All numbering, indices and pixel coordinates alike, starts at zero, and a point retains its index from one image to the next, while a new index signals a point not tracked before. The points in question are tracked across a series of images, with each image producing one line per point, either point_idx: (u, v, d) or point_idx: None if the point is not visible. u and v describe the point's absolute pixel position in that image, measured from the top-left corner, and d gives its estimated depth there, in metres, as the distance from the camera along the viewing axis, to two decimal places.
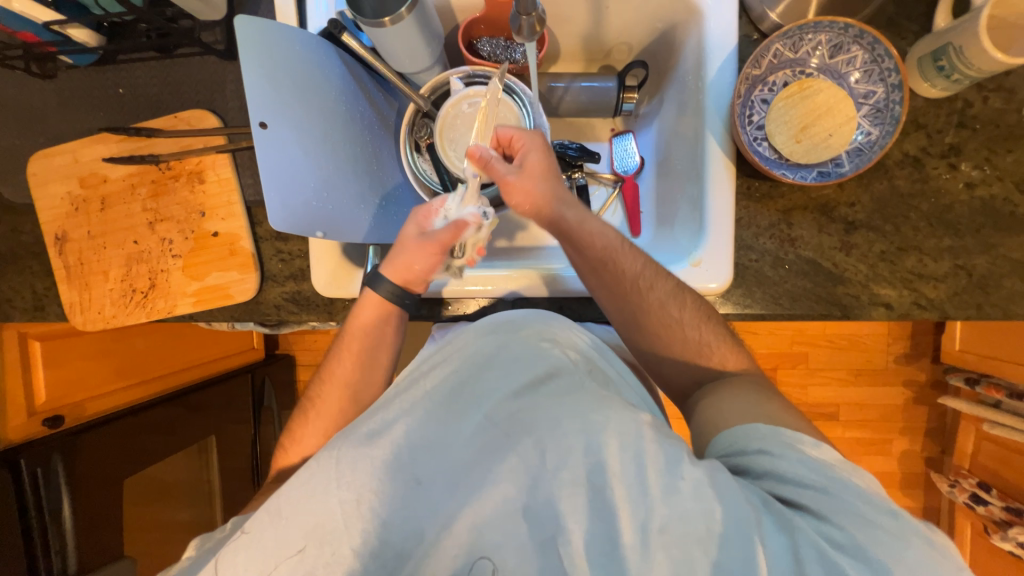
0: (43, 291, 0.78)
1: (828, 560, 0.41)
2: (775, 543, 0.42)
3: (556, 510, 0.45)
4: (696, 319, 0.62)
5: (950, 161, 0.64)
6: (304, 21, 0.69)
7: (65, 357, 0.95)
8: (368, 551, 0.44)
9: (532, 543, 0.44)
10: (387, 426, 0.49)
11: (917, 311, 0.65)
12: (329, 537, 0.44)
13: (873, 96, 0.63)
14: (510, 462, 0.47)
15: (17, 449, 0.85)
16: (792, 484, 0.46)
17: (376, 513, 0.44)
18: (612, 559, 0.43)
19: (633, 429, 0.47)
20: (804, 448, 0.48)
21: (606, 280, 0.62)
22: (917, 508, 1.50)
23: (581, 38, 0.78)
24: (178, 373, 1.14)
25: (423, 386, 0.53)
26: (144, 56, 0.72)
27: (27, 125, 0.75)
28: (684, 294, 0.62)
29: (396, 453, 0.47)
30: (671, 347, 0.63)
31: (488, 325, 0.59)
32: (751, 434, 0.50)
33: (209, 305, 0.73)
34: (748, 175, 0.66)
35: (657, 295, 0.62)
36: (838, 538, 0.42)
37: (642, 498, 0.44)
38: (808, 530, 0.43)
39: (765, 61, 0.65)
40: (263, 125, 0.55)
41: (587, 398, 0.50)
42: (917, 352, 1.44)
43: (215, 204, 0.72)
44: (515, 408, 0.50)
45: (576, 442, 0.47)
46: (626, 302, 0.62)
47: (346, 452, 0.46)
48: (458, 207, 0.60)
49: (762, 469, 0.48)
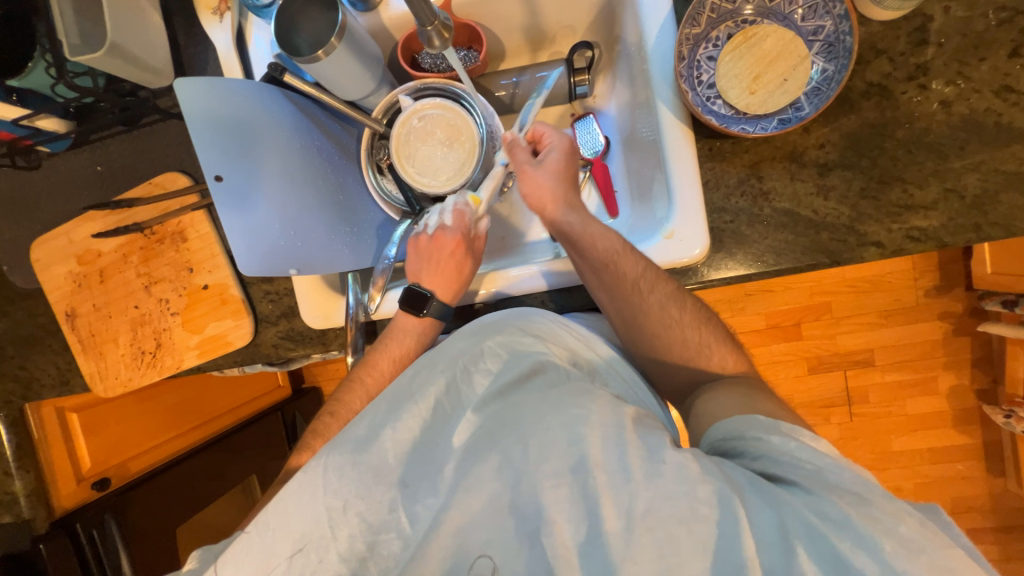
0: (66, 366, 0.83)
1: (819, 536, 0.39)
2: (762, 517, 0.40)
3: (540, 503, 0.45)
4: (695, 321, 0.63)
5: (920, 82, 0.61)
6: (248, 69, 0.71)
7: (102, 424, 1.01)
8: (355, 557, 0.48)
9: (519, 537, 0.45)
10: (375, 434, 0.51)
11: (910, 244, 0.62)
12: (315, 545, 0.47)
13: (823, 31, 0.61)
14: (492, 460, 0.48)
15: (72, 514, 0.90)
16: (788, 466, 0.44)
17: (363, 519, 0.48)
18: (596, 549, 0.42)
19: (613, 419, 0.47)
20: (801, 437, 0.47)
21: (607, 281, 0.62)
22: (976, 446, 1.41)
23: (521, 30, 0.78)
24: (209, 423, 1.18)
25: (414, 385, 0.54)
26: (113, 131, 0.76)
27: (25, 216, 0.80)
28: (686, 297, 0.63)
29: (382, 460, 0.50)
30: (672, 348, 0.63)
31: (475, 327, 0.59)
32: (751, 422, 0.49)
33: (212, 354, 0.76)
34: (708, 136, 0.64)
35: (657, 297, 0.61)
36: (828, 511, 0.39)
37: (625, 485, 0.43)
38: (800, 506, 0.40)
39: (703, 18, 0.63)
40: (219, 178, 0.57)
41: (572, 392, 0.50)
42: (949, 282, 1.36)
43: (200, 258, 0.76)
44: (501, 407, 0.51)
45: (559, 434, 0.47)
46: (631, 306, 0.62)
47: (334, 459, 0.49)
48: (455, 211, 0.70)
49: (755, 453, 0.46)
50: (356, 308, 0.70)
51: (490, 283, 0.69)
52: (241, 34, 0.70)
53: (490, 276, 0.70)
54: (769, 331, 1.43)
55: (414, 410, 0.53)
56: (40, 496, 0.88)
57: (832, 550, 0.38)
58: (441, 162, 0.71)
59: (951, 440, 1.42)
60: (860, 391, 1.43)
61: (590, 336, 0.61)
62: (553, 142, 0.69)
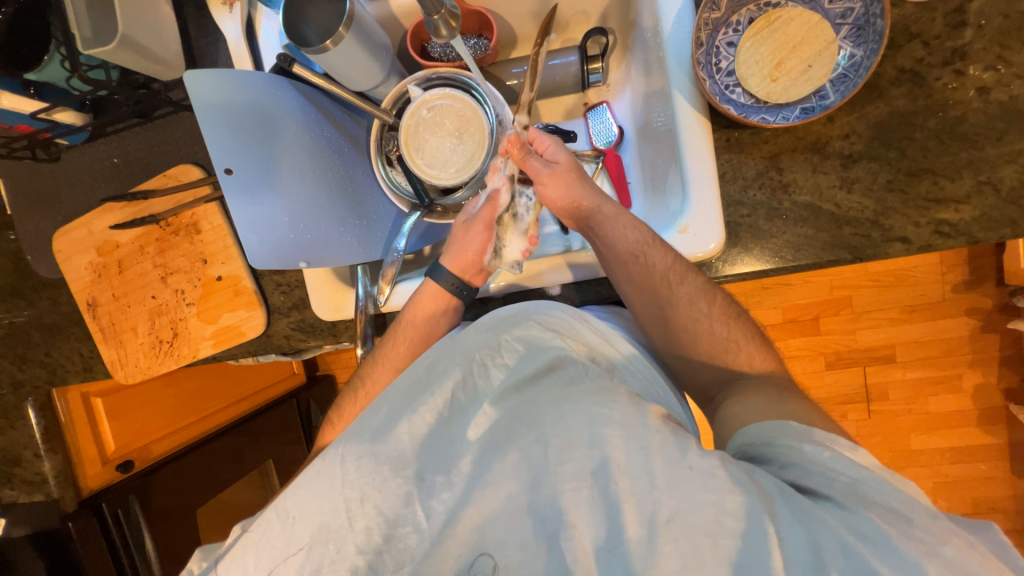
0: (88, 353, 0.85)
1: (850, 551, 0.37)
2: (792, 533, 0.39)
3: (560, 505, 0.44)
4: (723, 316, 0.63)
5: (956, 67, 0.57)
6: (257, 60, 0.70)
7: (126, 409, 1.04)
8: (371, 550, 0.49)
9: (536, 538, 0.44)
10: (391, 425, 0.52)
11: (939, 240, 0.59)
12: (334, 536, 0.48)
13: (852, 14, 0.58)
14: (512, 457, 0.48)
15: (98, 494, 0.94)
16: (821, 478, 0.42)
17: (381, 512, 0.49)
18: (617, 554, 0.42)
19: (638, 420, 0.46)
20: (837, 447, 0.44)
21: (634, 274, 0.61)
22: (1001, 446, 1.37)
23: (533, 16, 0.76)
24: (228, 408, 1.21)
25: (431, 376, 0.55)
26: (128, 124, 0.77)
27: (46, 207, 0.82)
28: (714, 292, 0.62)
29: (399, 453, 0.51)
30: (696, 343, 0.62)
31: (494, 321, 0.58)
32: (781, 429, 0.48)
33: (226, 344, 0.77)
34: (725, 126, 0.62)
35: (687, 288, 0.61)
36: (865, 529, 0.38)
37: (648, 491, 0.42)
38: (835, 523, 0.39)
39: (724, 1, 0.60)
40: (229, 171, 0.58)
41: (592, 391, 0.50)
42: (978, 277, 1.30)
43: (214, 250, 0.77)
44: (520, 403, 0.51)
45: (579, 435, 0.46)
46: (657, 300, 0.62)
47: (351, 450, 0.50)
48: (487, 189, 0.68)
49: (784, 462, 0.45)
50: (365, 301, 0.70)
51: (536, 266, 0.67)
52: (249, 24, 0.70)
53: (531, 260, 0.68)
54: (785, 326, 1.39)
55: (429, 402, 0.53)
56: (68, 479, 0.92)
57: (865, 566, 0.37)
58: (450, 154, 0.70)
59: (974, 440, 1.37)
60: (879, 388, 1.39)
61: (607, 330, 0.59)
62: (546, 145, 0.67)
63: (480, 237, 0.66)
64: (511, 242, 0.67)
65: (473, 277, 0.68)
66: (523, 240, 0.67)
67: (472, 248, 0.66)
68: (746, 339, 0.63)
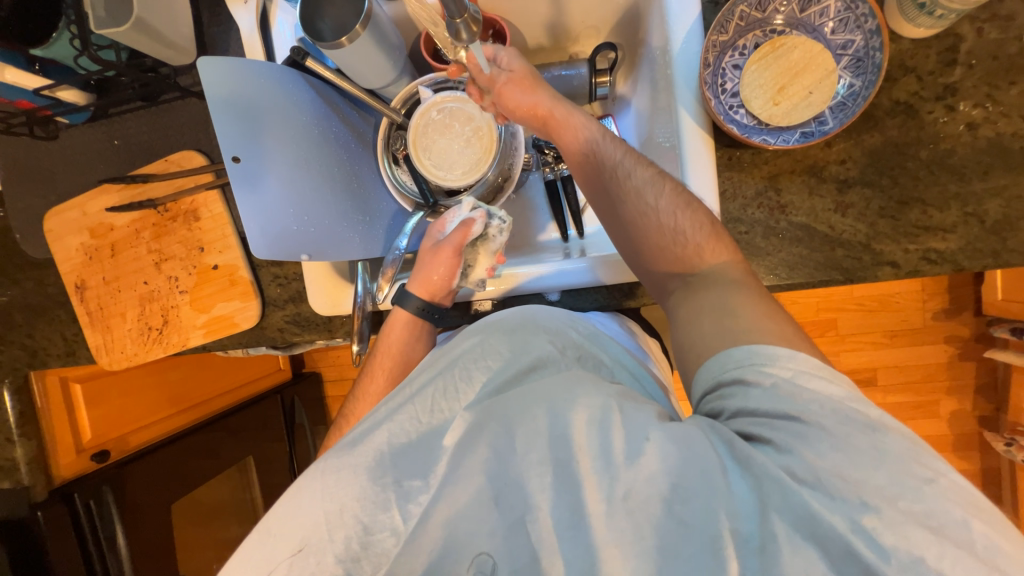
0: (72, 337, 0.83)
1: (790, 493, 0.38)
2: (740, 489, 0.40)
3: (526, 492, 0.44)
4: (674, 205, 0.57)
5: (947, 103, 0.60)
6: (269, 51, 0.71)
7: (105, 397, 1.01)
8: (350, 557, 0.45)
9: (503, 526, 0.44)
10: (366, 433, 0.50)
11: (926, 266, 0.61)
12: (314, 547, 0.46)
13: (852, 46, 0.60)
14: (481, 451, 0.47)
15: (71, 483, 0.91)
16: (763, 424, 0.42)
17: (359, 519, 0.46)
18: (580, 532, 0.42)
19: (600, 402, 0.46)
20: (776, 368, 0.44)
21: (588, 172, 0.63)
22: (973, 471, 1.40)
23: (545, 27, 0.77)
24: (212, 401, 1.19)
25: (415, 384, 0.54)
26: (132, 106, 0.76)
27: (40, 186, 0.81)
28: (664, 181, 0.59)
29: (374, 459, 0.48)
30: (647, 239, 0.58)
31: (482, 326, 0.59)
32: (724, 361, 0.47)
33: (218, 334, 0.76)
34: (728, 145, 0.64)
35: (634, 181, 0.59)
36: (798, 470, 0.39)
37: (607, 471, 0.42)
38: (779, 470, 0.39)
39: (731, 25, 0.63)
40: (236, 159, 0.58)
41: (564, 380, 0.49)
42: (958, 306, 1.35)
43: (212, 238, 0.76)
44: (493, 398, 0.50)
45: (543, 421, 0.46)
46: (610, 199, 0.60)
47: (331, 462, 0.48)
48: (456, 215, 0.69)
49: (732, 410, 0.44)
50: (364, 298, 0.70)
51: (504, 283, 0.69)
52: (264, 16, 0.70)
53: (502, 275, 0.69)
54: None
55: (410, 408, 0.52)
56: (40, 466, 0.89)
57: (803, 508, 0.37)
58: (457, 156, 0.71)
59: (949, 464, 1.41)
60: None
61: (595, 332, 0.60)
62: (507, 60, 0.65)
63: (446, 261, 0.67)
64: (479, 263, 0.69)
65: (440, 299, 0.69)
66: (492, 261, 0.69)
67: (438, 273, 0.68)
68: (700, 229, 0.56)
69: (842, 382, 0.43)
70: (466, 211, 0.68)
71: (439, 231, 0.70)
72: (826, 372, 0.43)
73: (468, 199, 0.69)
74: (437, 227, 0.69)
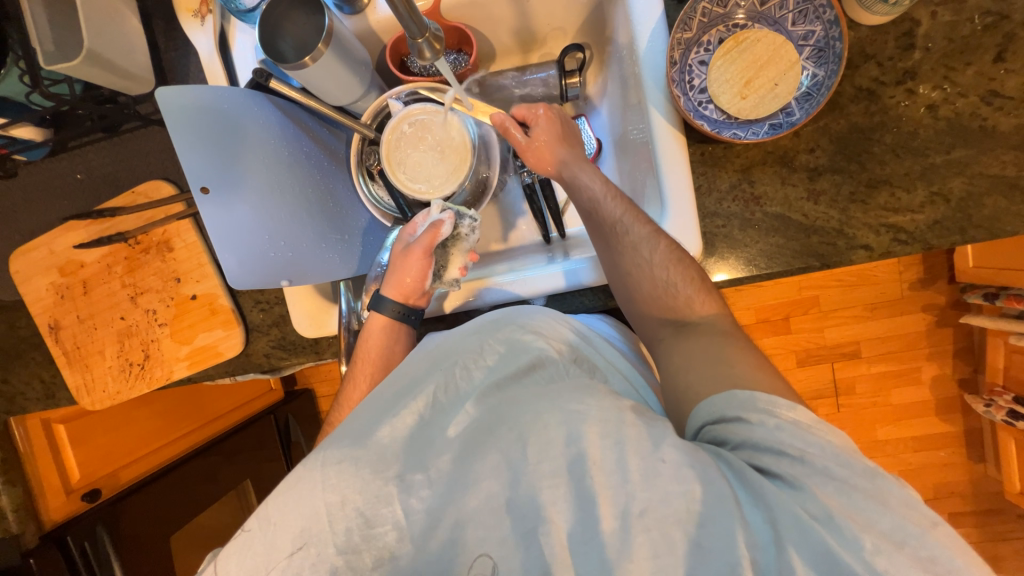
0: (51, 379, 0.81)
1: (807, 530, 0.39)
2: (754, 518, 0.40)
3: (538, 503, 0.44)
4: (668, 259, 0.59)
5: (908, 86, 0.61)
6: (231, 74, 0.69)
7: (90, 434, 0.99)
8: (351, 549, 0.45)
9: (515, 535, 0.44)
10: (372, 429, 0.50)
11: (898, 247, 0.62)
12: (315, 538, 0.45)
13: (813, 36, 0.61)
14: (492, 458, 0.47)
15: (63, 527, 0.89)
16: (771, 457, 0.43)
17: (360, 512, 0.45)
18: (591, 547, 0.42)
19: (613, 415, 0.45)
20: (780, 411, 0.45)
21: (592, 223, 0.64)
22: (958, 433, 1.45)
23: (512, 32, 0.77)
24: (204, 427, 1.17)
25: (413, 379, 0.54)
26: (92, 138, 0.74)
27: (3, 226, 0.78)
28: (659, 238, 0.59)
29: (381, 455, 0.48)
30: (640, 286, 0.60)
31: (478, 324, 0.58)
32: (729, 401, 0.47)
33: (202, 365, 0.74)
34: (699, 141, 0.65)
35: (633, 237, 0.60)
36: (813, 508, 0.39)
37: (622, 485, 0.42)
38: (794, 505, 0.40)
39: (695, 22, 0.64)
40: (204, 190, 0.57)
41: (572, 386, 0.49)
42: (932, 275, 1.38)
43: (188, 268, 0.74)
44: (497, 399, 0.50)
45: (557, 433, 0.45)
46: (608, 248, 0.62)
47: (332, 454, 0.48)
48: (429, 215, 0.67)
49: (735, 441, 0.45)
50: (349, 316, 0.71)
51: (477, 284, 0.70)
52: (223, 38, 0.69)
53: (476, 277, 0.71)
54: (758, 326, 1.45)
55: (411, 404, 0.51)
56: (29, 511, 0.87)
57: (820, 545, 0.38)
58: (432, 167, 0.70)
59: (934, 428, 1.45)
60: (847, 383, 1.46)
61: (586, 331, 0.60)
62: (534, 118, 0.68)
63: (419, 263, 0.66)
64: (451, 264, 0.69)
65: (416, 301, 0.69)
66: (464, 260, 0.69)
67: (411, 275, 0.66)
68: (690, 282, 0.59)
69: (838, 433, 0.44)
70: (435, 214, 0.67)
71: (411, 232, 0.68)
72: (824, 424, 0.44)
73: (436, 202, 0.67)
74: (406, 230, 0.68)
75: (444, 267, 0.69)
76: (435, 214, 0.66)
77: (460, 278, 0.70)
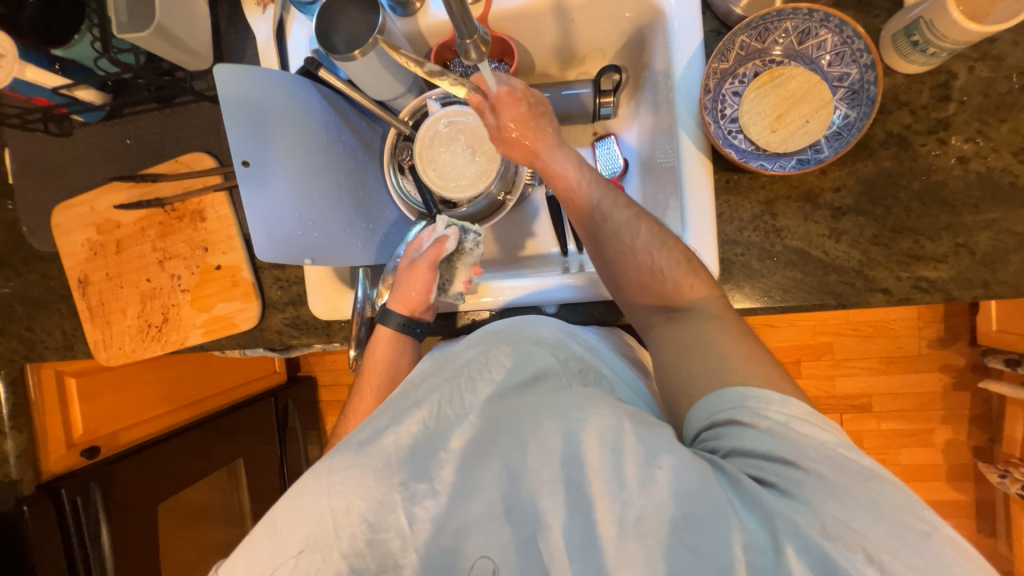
0: (71, 331, 0.83)
1: (806, 539, 0.38)
2: (750, 526, 0.40)
3: (538, 510, 0.44)
4: (652, 243, 0.58)
5: (939, 136, 0.62)
6: (284, 61, 0.73)
7: (99, 392, 1.00)
8: (355, 555, 0.45)
9: (516, 541, 0.44)
10: (376, 436, 0.50)
11: (917, 293, 0.62)
12: (319, 544, 0.45)
13: (848, 78, 0.63)
14: (494, 465, 0.47)
15: (59, 479, 0.91)
16: (766, 462, 0.42)
17: (366, 519, 0.46)
18: (590, 552, 0.42)
19: (612, 422, 0.45)
20: (773, 411, 0.44)
21: (577, 215, 0.64)
22: (968, 503, 1.39)
23: (553, 49, 0.80)
24: (205, 401, 1.18)
25: (411, 399, 0.53)
26: (146, 107, 0.79)
27: (51, 181, 0.82)
28: (640, 221, 0.59)
29: (385, 462, 0.48)
30: (627, 273, 0.59)
31: (484, 336, 0.59)
32: (718, 400, 0.46)
33: (216, 334, 0.76)
34: (726, 169, 0.65)
35: (613, 222, 0.60)
36: (810, 516, 0.39)
37: (619, 492, 0.42)
38: (791, 515, 0.39)
39: (732, 55, 0.65)
40: (246, 164, 0.59)
41: (574, 394, 0.50)
42: (953, 335, 1.35)
43: (216, 239, 0.77)
44: (503, 407, 0.51)
45: (555, 440, 0.46)
46: (592, 238, 0.62)
47: (338, 461, 0.48)
48: (434, 231, 0.70)
49: (727, 448, 0.44)
50: (364, 303, 0.72)
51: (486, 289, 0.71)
52: (281, 27, 0.73)
53: (480, 287, 0.71)
54: None
55: (414, 413, 0.51)
56: (29, 459, 0.88)
57: (821, 553, 0.38)
58: (462, 168, 0.72)
59: (943, 495, 1.40)
60: (855, 436, 1.42)
61: (594, 344, 0.60)
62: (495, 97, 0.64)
63: (424, 276, 0.67)
64: (456, 277, 0.69)
65: (421, 315, 0.69)
66: (469, 273, 0.70)
67: (416, 288, 0.68)
68: (676, 265, 0.57)
69: (831, 427, 0.44)
70: (440, 229, 0.70)
71: (417, 248, 0.71)
72: (818, 418, 0.44)
73: (441, 218, 0.70)
74: (412, 245, 0.70)
75: (450, 281, 0.69)
76: (439, 231, 0.70)
77: (465, 292, 0.70)
